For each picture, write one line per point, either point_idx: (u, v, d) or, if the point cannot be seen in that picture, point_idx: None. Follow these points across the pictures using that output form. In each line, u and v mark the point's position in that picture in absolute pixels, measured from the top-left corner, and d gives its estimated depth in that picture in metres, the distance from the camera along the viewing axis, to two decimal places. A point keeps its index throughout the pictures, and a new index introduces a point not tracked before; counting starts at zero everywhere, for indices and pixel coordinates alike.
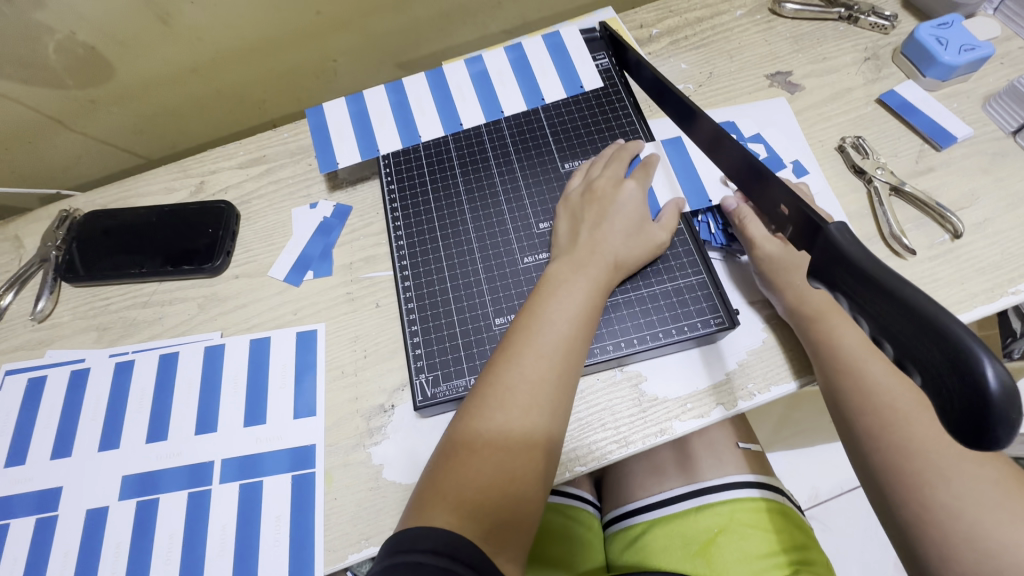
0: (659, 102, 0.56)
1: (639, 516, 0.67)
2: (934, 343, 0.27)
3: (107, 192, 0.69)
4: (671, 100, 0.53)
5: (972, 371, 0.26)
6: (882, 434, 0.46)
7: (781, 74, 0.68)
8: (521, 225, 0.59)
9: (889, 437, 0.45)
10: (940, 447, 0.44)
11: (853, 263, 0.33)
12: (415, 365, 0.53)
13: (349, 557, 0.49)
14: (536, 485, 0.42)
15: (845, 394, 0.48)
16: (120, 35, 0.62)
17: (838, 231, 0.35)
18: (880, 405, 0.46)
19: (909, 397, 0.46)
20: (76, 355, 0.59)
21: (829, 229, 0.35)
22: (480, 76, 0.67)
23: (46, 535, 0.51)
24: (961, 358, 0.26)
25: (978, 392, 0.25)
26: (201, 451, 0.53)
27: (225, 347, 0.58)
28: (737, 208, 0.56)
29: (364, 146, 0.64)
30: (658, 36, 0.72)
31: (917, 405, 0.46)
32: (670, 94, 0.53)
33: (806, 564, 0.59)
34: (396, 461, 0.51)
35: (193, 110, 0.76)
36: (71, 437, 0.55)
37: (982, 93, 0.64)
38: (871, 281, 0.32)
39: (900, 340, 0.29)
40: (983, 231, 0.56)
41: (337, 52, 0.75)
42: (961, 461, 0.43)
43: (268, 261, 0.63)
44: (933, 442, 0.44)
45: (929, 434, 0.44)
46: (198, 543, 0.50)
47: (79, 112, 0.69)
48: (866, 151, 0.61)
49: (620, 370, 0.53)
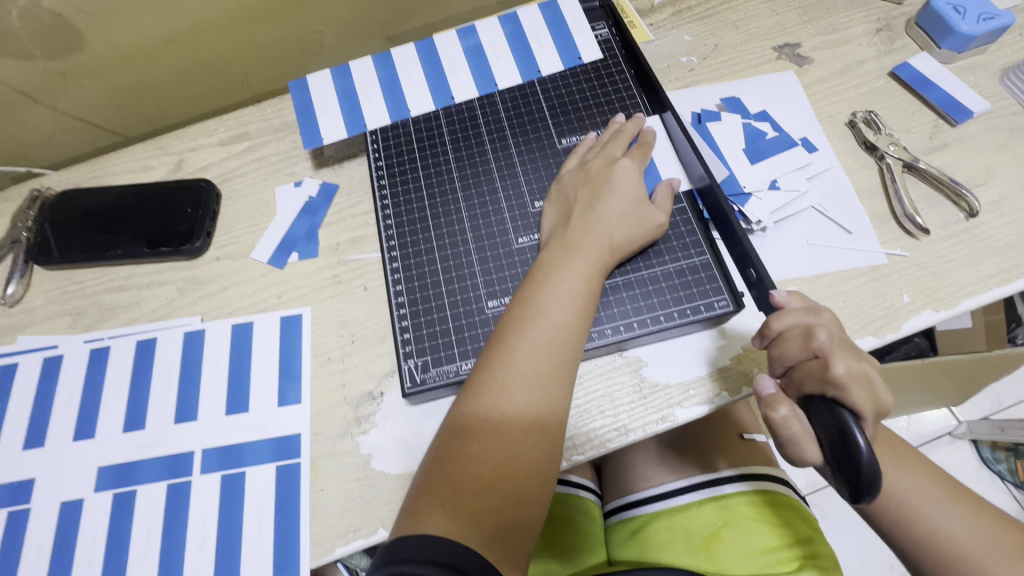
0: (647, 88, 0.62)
1: (641, 508, 0.65)
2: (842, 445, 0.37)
3: (81, 170, 0.65)
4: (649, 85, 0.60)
5: (854, 450, 0.36)
6: (905, 526, 0.44)
7: (789, 46, 0.64)
8: (516, 205, 0.56)
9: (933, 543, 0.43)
10: (970, 532, 0.43)
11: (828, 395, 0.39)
12: (403, 349, 0.50)
13: (336, 551, 0.46)
14: (540, 486, 0.40)
15: (878, 515, 0.45)
16: (92, 3, 0.58)
17: (776, 319, 0.43)
18: (914, 513, 0.43)
19: (914, 478, 0.44)
20: (50, 341, 0.56)
21: (775, 313, 0.44)
22: (474, 50, 0.63)
23: (18, 529, 0.49)
24: (848, 445, 0.37)
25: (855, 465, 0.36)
26: (181, 440, 0.50)
27: (206, 332, 0.55)
28: (768, 395, 0.43)
29: (350, 121, 0.61)
30: (661, 6, 0.69)
31: (941, 495, 0.44)
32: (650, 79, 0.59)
33: (812, 558, 0.56)
34: (386, 451, 0.49)
35: (173, 84, 0.72)
36: (45, 427, 0.52)
37: (999, 66, 0.61)
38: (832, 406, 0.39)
39: (846, 440, 0.37)
40: (999, 209, 0.53)
41: (323, 23, 0.71)
42: (974, 522, 0.43)
43: (251, 241, 0.60)
44: (961, 530, 0.43)
45: (960, 523, 0.43)
46: (178, 536, 0.47)
47: (50, 85, 0.65)
48: (878, 126, 0.58)
49: (620, 354, 0.50)
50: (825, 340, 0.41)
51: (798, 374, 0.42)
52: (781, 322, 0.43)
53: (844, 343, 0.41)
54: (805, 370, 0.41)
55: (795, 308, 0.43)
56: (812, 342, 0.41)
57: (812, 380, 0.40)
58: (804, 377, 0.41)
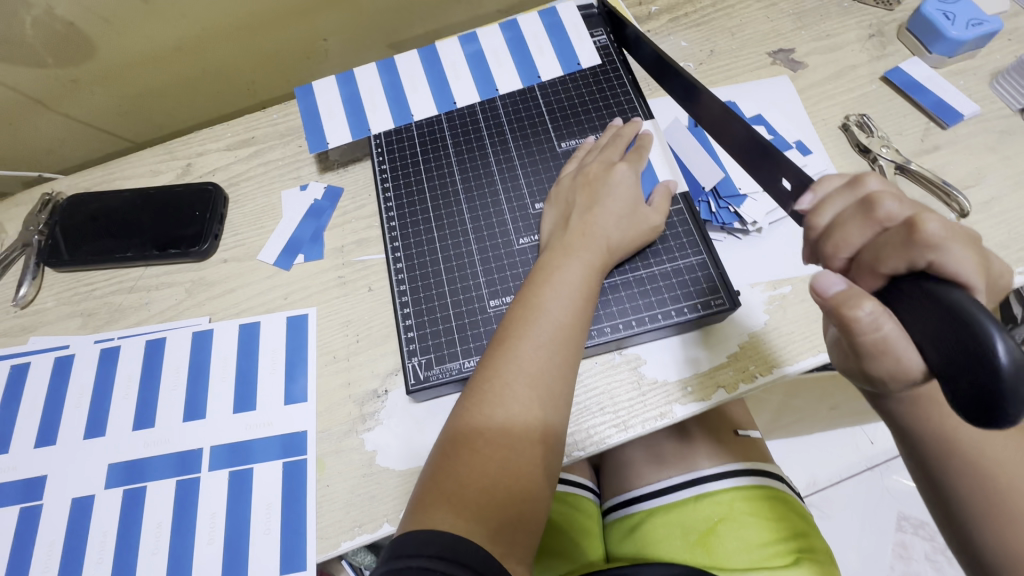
0: (663, 79, 0.60)
1: (637, 505, 0.67)
2: (961, 341, 0.28)
3: (91, 174, 0.67)
4: (674, 78, 0.58)
5: (982, 346, 0.27)
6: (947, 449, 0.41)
7: (784, 52, 0.66)
8: (517, 207, 0.57)
9: (996, 500, 0.40)
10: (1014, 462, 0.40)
11: (925, 284, 0.31)
12: (407, 348, 0.51)
13: (342, 545, 0.47)
14: (543, 480, 0.42)
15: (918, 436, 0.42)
16: (104, 13, 0.60)
17: (821, 209, 0.37)
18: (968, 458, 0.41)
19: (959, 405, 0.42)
20: (61, 342, 0.57)
21: (819, 203, 0.38)
22: (476, 56, 0.65)
23: (30, 526, 0.50)
24: (974, 338, 0.27)
25: (989, 366, 0.26)
26: (189, 438, 0.52)
27: (214, 332, 0.56)
28: (837, 293, 0.32)
29: (354, 126, 0.62)
30: (658, 13, 0.70)
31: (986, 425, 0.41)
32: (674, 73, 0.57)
33: (808, 551, 0.57)
34: (390, 448, 0.50)
35: (181, 91, 0.74)
36: (56, 425, 0.53)
37: (988, 71, 0.62)
38: (933, 297, 0.30)
39: (962, 339, 0.28)
40: (989, 210, 0.54)
41: (327, 31, 0.73)
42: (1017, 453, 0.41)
43: (257, 244, 0.61)
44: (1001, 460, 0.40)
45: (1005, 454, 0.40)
46: (187, 530, 0.48)
47: (61, 92, 0.67)
48: (871, 129, 0.59)
49: (618, 353, 0.51)
50: (891, 208, 0.34)
51: (870, 254, 0.34)
52: (827, 214, 0.37)
53: (916, 206, 0.34)
54: (881, 243, 0.33)
55: (837, 192, 0.37)
56: (876, 211, 0.34)
57: (893, 248, 0.32)
58: (879, 252, 0.33)
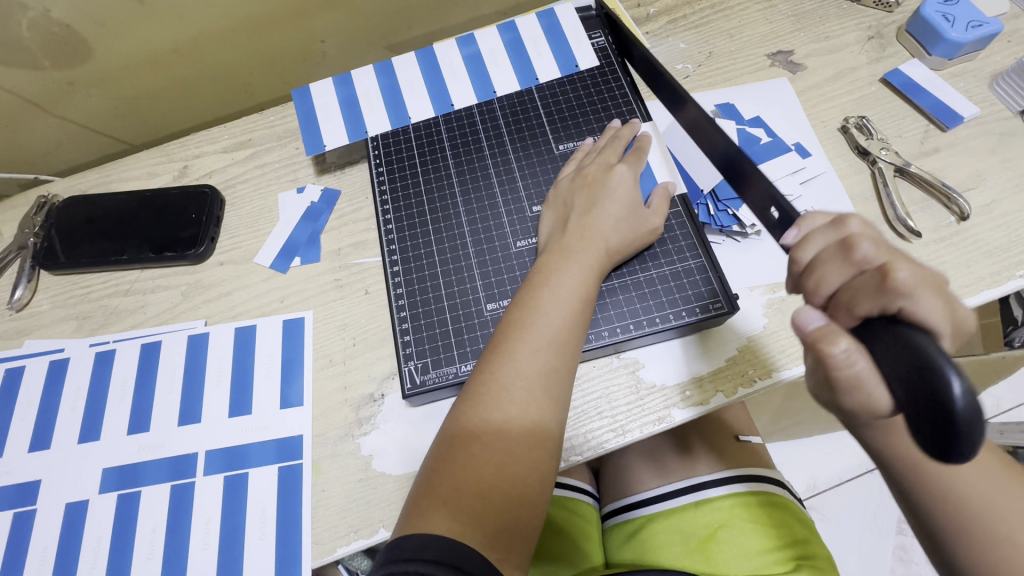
0: (654, 84, 0.60)
1: (636, 510, 0.66)
2: (919, 378, 0.27)
3: (88, 177, 0.66)
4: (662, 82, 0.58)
5: (938, 384, 0.26)
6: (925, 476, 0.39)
7: (783, 53, 0.66)
8: (515, 210, 0.57)
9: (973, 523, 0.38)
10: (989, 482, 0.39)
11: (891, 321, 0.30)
12: (404, 351, 0.51)
13: (337, 551, 0.47)
14: (540, 485, 0.41)
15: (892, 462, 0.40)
16: (100, 15, 0.60)
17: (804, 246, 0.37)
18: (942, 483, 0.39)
19: None
20: (56, 345, 0.57)
21: (801, 240, 0.38)
22: (473, 58, 0.65)
23: (23, 531, 0.49)
24: (929, 375, 0.27)
25: (945, 405, 0.26)
26: (184, 442, 0.51)
27: (210, 335, 0.56)
28: (815, 329, 0.32)
29: (351, 128, 0.62)
30: (656, 14, 0.70)
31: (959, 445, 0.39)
32: (662, 77, 0.57)
33: (807, 558, 0.57)
34: (386, 452, 0.50)
35: (178, 93, 0.73)
36: (50, 429, 0.53)
37: (988, 72, 0.62)
38: (897, 333, 0.29)
39: (919, 376, 0.27)
40: (989, 213, 0.54)
41: (324, 33, 0.72)
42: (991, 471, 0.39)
43: (254, 246, 0.61)
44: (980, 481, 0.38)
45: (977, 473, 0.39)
46: (181, 536, 0.48)
47: (58, 95, 0.67)
48: (870, 132, 0.59)
49: (617, 357, 0.51)
50: (868, 250, 0.33)
51: (846, 294, 0.33)
52: (809, 251, 0.37)
53: (892, 250, 0.34)
54: (855, 285, 0.33)
55: (821, 229, 0.37)
56: (852, 253, 0.34)
57: (868, 292, 0.32)
58: (854, 293, 0.33)
